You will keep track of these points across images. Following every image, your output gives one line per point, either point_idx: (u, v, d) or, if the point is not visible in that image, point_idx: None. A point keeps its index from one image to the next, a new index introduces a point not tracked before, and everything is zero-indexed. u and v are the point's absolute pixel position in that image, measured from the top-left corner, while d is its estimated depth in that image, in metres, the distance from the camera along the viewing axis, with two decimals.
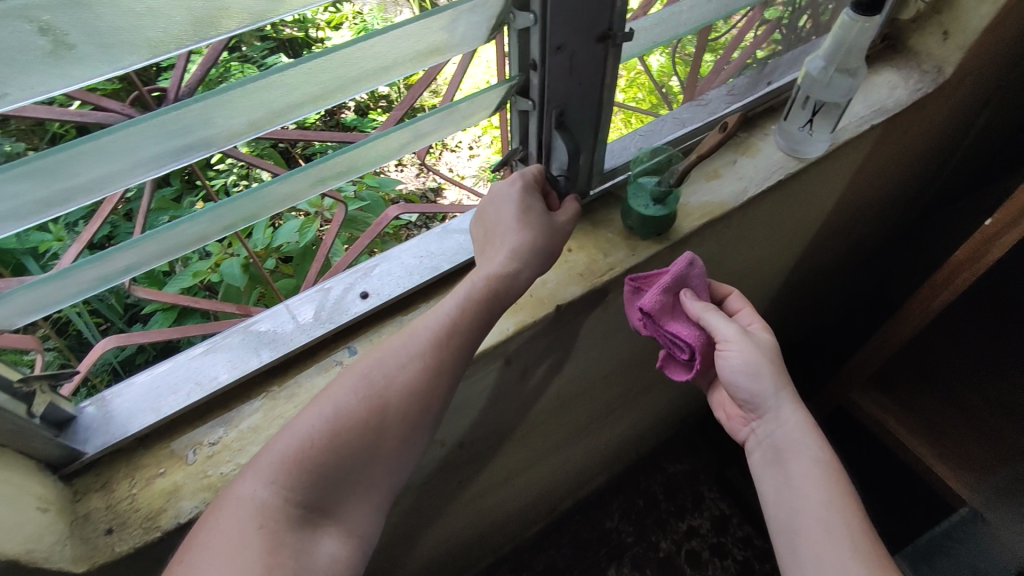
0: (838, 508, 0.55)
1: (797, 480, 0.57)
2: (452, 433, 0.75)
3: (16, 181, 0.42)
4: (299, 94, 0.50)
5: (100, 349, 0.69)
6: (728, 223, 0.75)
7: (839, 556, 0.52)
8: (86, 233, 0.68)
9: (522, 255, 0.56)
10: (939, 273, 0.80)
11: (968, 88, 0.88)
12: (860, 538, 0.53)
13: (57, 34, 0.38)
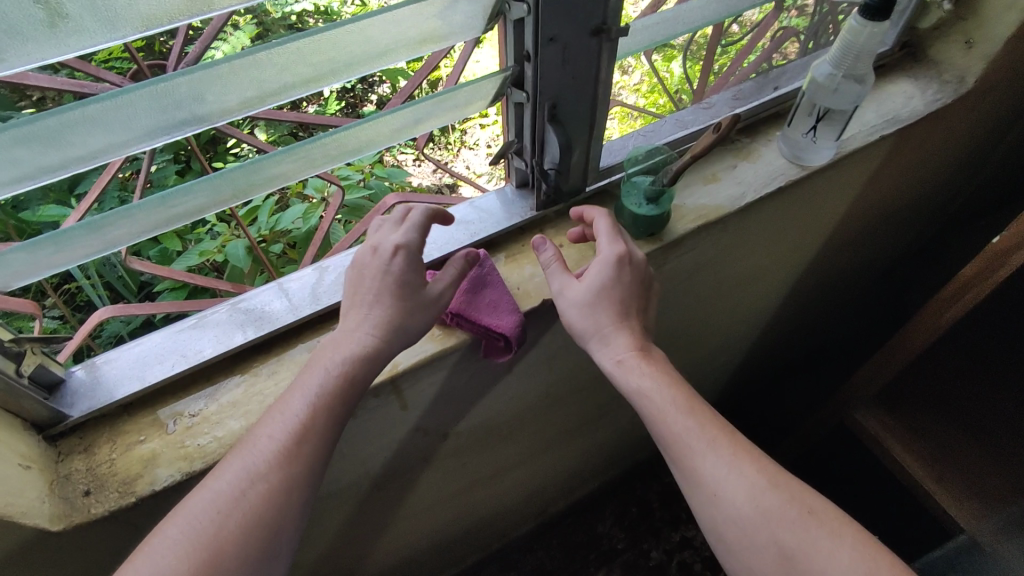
0: (740, 468, 0.55)
1: (691, 468, 0.55)
2: (435, 422, 0.75)
3: (13, 146, 0.44)
4: (291, 74, 0.50)
5: (99, 316, 0.70)
6: (726, 227, 0.75)
7: (769, 523, 0.52)
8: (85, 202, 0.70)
9: (389, 330, 0.53)
10: (948, 290, 0.78)
11: (992, 101, 0.86)
12: (772, 477, 0.55)
13: (52, 5, 0.38)
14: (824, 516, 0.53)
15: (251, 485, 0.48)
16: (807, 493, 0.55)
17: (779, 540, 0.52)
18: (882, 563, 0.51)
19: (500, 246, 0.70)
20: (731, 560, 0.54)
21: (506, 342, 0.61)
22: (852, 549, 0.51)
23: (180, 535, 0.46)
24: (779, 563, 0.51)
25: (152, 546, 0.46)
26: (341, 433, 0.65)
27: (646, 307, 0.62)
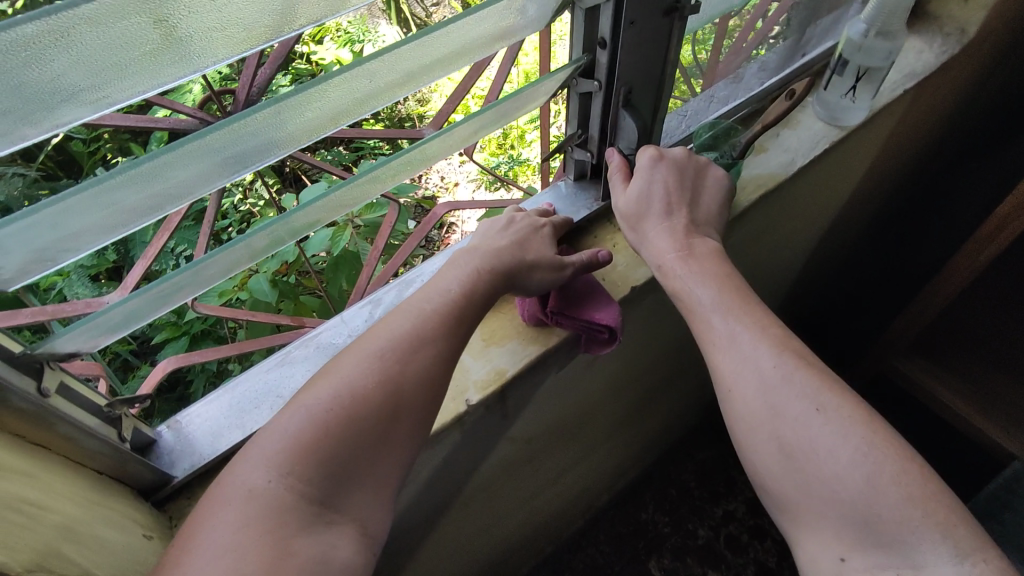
0: (756, 358, 0.50)
1: (712, 358, 0.53)
2: (523, 429, 0.73)
3: (115, 190, 0.39)
4: (381, 83, 0.47)
5: (163, 369, 0.69)
6: (779, 195, 0.76)
7: (771, 415, 0.48)
8: (153, 247, 0.64)
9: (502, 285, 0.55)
10: (987, 228, 0.82)
11: (988, 48, 0.91)
12: (791, 371, 0.49)
13: (167, 28, 0.34)
14: (837, 415, 0.47)
15: (414, 354, 0.47)
16: (825, 393, 0.48)
17: (780, 435, 0.48)
18: (893, 466, 0.44)
19: (572, 241, 0.70)
20: (740, 449, 0.52)
21: (608, 335, 0.61)
22: (863, 448, 0.45)
23: (336, 393, 0.44)
24: (778, 455, 0.48)
25: (295, 412, 0.43)
26: (444, 452, 0.63)
27: (686, 203, 0.60)
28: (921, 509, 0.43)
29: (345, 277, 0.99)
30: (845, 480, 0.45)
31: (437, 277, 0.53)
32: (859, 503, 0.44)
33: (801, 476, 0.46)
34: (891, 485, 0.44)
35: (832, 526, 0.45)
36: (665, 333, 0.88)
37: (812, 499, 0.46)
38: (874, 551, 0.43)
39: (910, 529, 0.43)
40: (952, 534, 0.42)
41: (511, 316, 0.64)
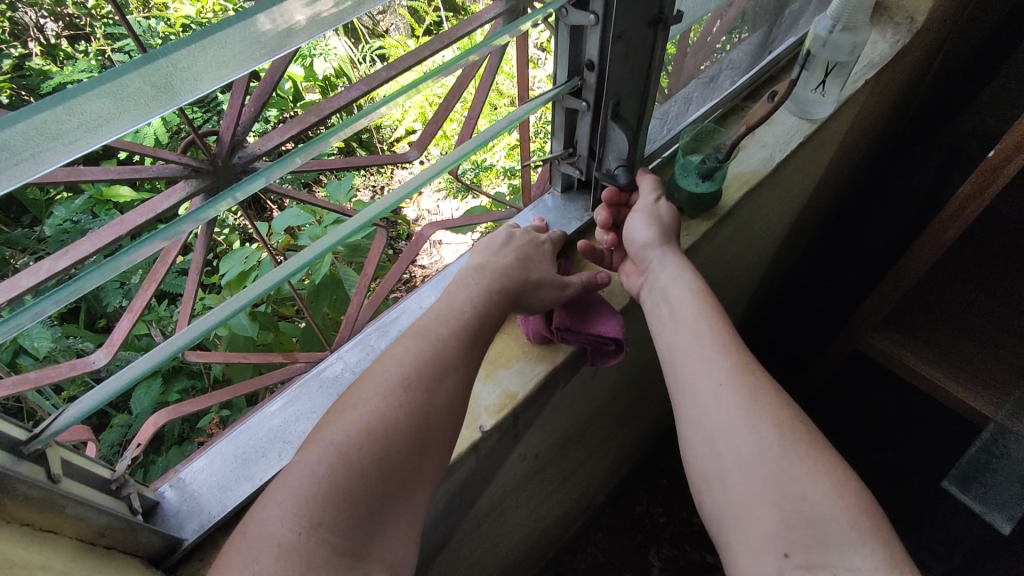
0: (749, 366, 0.51)
1: (701, 351, 0.52)
2: (530, 445, 0.73)
3: None
4: None
5: (153, 423, 0.71)
6: (760, 191, 0.78)
7: (754, 412, 0.48)
8: (138, 301, 0.62)
9: (509, 309, 0.54)
10: (950, 206, 0.85)
11: (934, 34, 0.95)
12: (777, 388, 0.51)
13: (154, 64, 0.32)
14: (812, 433, 0.48)
15: (438, 381, 0.46)
16: (800, 414, 0.49)
17: (760, 432, 0.47)
18: (853, 487, 0.45)
19: (568, 253, 0.70)
20: (700, 441, 0.50)
21: (614, 346, 0.61)
22: (832, 464, 0.46)
23: (366, 424, 0.42)
24: (749, 450, 0.47)
25: (323, 448, 0.41)
26: (457, 482, 0.61)
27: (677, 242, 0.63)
28: (869, 523, 0.43)
29: (328, 303, 0.98)
30: (810, 484, 0.45)
31: (446, 305, 0.52)
32: (818, 506, 0.44)
33: (769, 472, 0.46)
34: (849, 498, 0.44)
35: (781, 524, 0.44)
36: (657, 334, 0.88)
37: (773, 494, 0.45)
38: (816, 553, 0.42)
39: (856, 535, 0.43)
40: (890, 548, 0.43)
41: (516, 336, 0.64)
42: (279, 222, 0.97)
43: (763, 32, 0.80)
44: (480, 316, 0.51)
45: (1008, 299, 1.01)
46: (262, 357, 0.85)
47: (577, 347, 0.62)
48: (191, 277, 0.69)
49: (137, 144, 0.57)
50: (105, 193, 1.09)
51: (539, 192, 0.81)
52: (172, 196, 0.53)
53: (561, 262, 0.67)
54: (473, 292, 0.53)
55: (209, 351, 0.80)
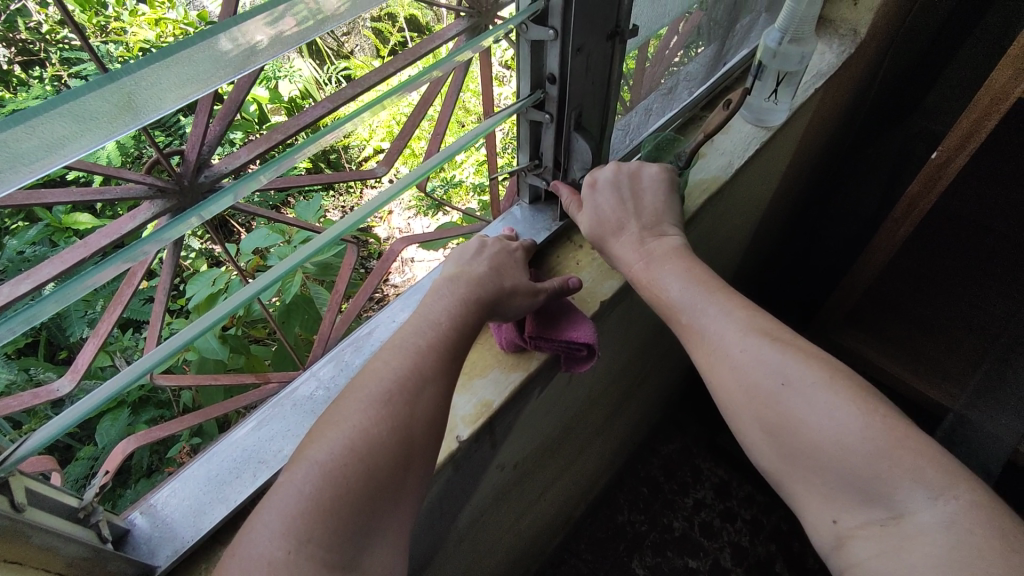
0: (726, 344, 0.53)
1: (695, 352, 0.55)
2: (510, 455, 0.73)
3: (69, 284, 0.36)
4: None
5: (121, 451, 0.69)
6: (721, 197, 0.81)
7: (744, 399, 0.50)
8: (104, 326, 0.61)
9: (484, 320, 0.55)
10: (900, 206, 0.89)
11: (876, 45, 1.00)
12: (758, 351, 0.51)
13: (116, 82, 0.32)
14: (802, 387, 0.48)
15: (418, 394, 0.46)
16: (798, 367, 0.49)
17: (760, 415, 0.49)
18: (864, 423, 0.44)
19: (539, 263, 0.71)
20: (736, 435, 0.53)
21: (587, 351, 0.62)
22: (835, 409, 0.46)
23: (349, 442, 0.42)
24: (765, 437, 0.49)
25: (306, 468, 0.41)
26: (439, 496, 0.61)
27: (636, 215, 0.63)
28: (888, 460, 0.43)
29: (299, 322, 0.97)
30: (819, 447, 0.45)
31: (423, 318, 0.52)
32: (835, 466, 0.45)
33: (785, 450, 0.48)
34: (856, 443, 0.44)
35: (821, 490, 0.46)
36: (630, 340, 0.90)
37: (801, 468, 0.47)
38: (860, 508, 0.44)
39: (881, 480, 0.43)
40: (921, 477, 0.42)
41: (491, 346, 0.64)
42: (247, 242, 0.97)
43: (716, 44, 0.83)
44: (458, 328, 0.52)
45: (959, 292, 1.06)
46: (234, 379, 0.84)
47: (551, 354, 0.63)
48: (157, 301, 0.68)
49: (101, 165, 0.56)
50: (63, 219, 1.13)
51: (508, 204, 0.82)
52: (137, 217, 0.53)
53: (533, 271, 0.68)
54: (449, 304, 0.53)
55: (179, 375, 0.79)
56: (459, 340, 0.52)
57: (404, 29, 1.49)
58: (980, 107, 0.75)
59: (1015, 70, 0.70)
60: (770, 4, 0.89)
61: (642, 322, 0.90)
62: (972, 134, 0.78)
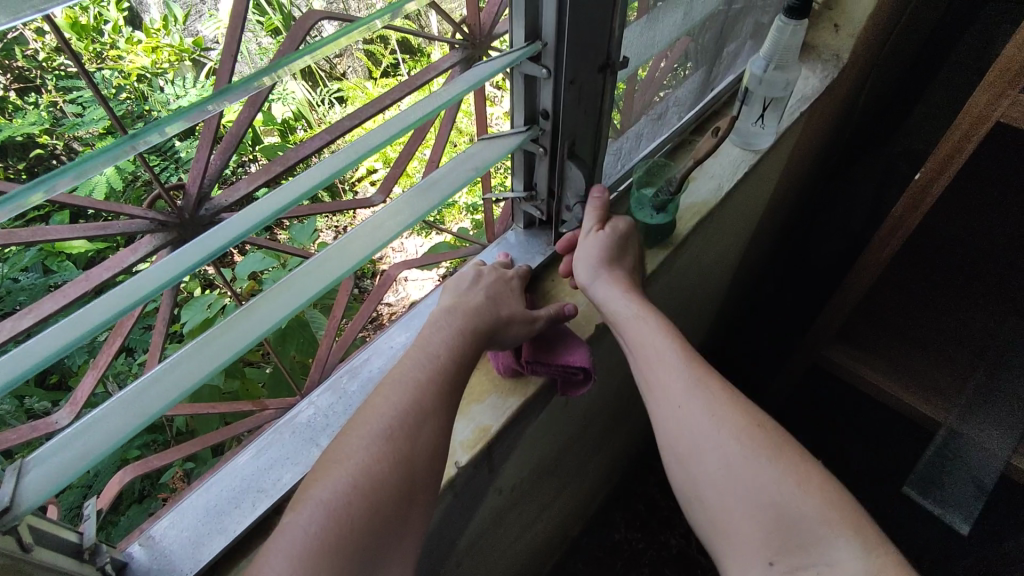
0: (702, 378, 0.53)
1: (659, 376, 0.54)
2: (507, 478, 0.73)
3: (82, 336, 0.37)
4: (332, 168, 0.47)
5: (119, 481, 0.70)
6: (712, 219, 0.82)
7: (714, 430, 0.50)
8: (103, 359, 0.63)
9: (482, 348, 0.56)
10: (888, 225, 0.91)
11: (858, 68, 1.02)
12: (731, 394, 0.52)
13: None
14: (773, 432, 0.50)
15: (418, 428, 0.47)
16: (764, 418, 0.51)
17: (724, 444, 0.49)
18: (821, 477, 0.47)
19: (535, 288, 0.72)
20: (679, 468, 0.51)
21: (583, 376, 0.63)
22: (797, 459, 0.48)
23: (352, 480, 0.43)
24: (719, 472, 0.49)
25: (311, 506, 0.42)
26: (437, 522, 0.61)
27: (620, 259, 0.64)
28: (838, 512, 0.45)
29: (294, 346, 0.97)
30: (777, 488, 0.46)
31: (421, 349, 0.53)
32: (788, 509, 0.46)
33: (739, 487, 0.47)
34: (814, 491, 0.46)
35: (762, 532, 0.46)
36: (624, 360, 0.91)
37: (746, 508, 0.47)
38: (796, 553, 0.44)
39: (828, 528, 0.45)
40: (860, 532, 0.45)
41: (488, 373, 0.65)
42: (243, 266, 0.97)
43: (705, 69, 0.85)
44: (457, 360, 0.52)
45: (948, 308, 1.08)
46: (231, 405, 0.84)
47: (548, 379, 0.64)
48: (158, 329, 0.69)
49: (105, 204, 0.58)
50: (57, 244, 1.12)
51: (503, 228, 0.83)
52: (139, 250, 0.54)
53: (528, 296, 0.69)
54: (447, 335, 0.54)
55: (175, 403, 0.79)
56: (458, 372, 0.52)
57: (396, 52, 1.50)
58: (961, 132, 0.77)
59: (993, 96, 0.72)
60: (756, 30, 0.91)
61: None
62: (952, 157, 0.80)
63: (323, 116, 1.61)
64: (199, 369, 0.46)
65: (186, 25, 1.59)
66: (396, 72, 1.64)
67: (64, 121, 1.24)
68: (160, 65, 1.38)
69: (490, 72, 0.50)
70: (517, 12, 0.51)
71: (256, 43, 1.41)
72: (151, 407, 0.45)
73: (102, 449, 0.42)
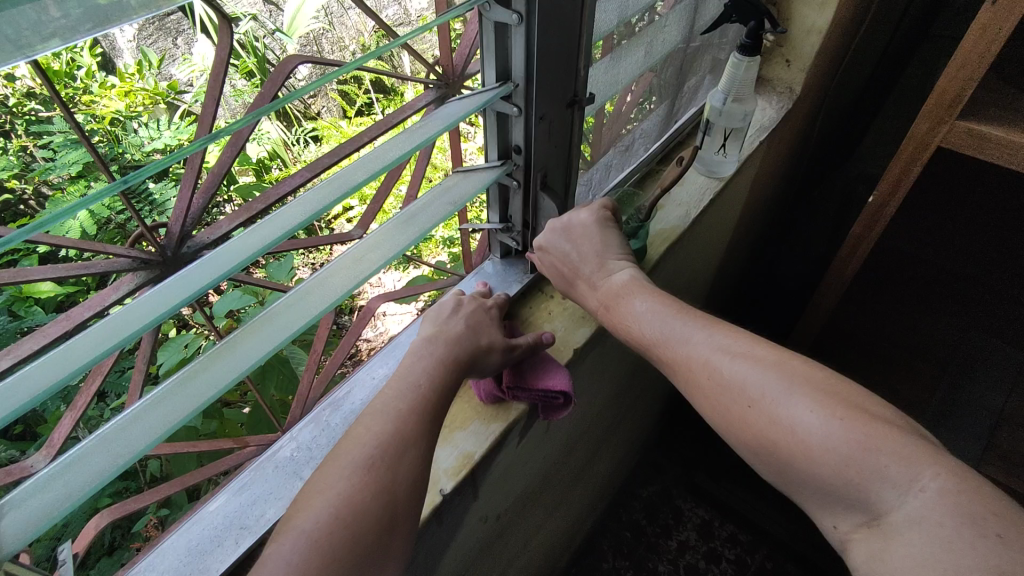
0: (694, 368, 0.55)
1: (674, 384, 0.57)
2: (491, 507, 0.73)
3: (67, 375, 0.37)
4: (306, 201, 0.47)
5: (95, 527, 0.69)
6: (682, 244, 0.86)
7: (723, 423, 0.52)
8: (82, 398, 0.67)
9: (463, 374, 0.57)
10: (846, 245, 0.95)
11: (810, 100, 1.08)
12: (722, 373, 0.52)
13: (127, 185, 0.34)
14: (766, 403, 0.49)
15: (400, 457, 0.47)
16: (758, 386, 0.50)
17: (741, 440, 0.51)
18: (828, 426, 0.45)
19: (512, 315, 0.74)
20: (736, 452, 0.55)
21: (564, 400, 0.64)
22: (797, 420, 0.47)
23: (334, 510, 0.43)
24: (754, 456, 0.51)
25: (293, 538, 0.42)
26: (422, 553, 0.60)
27: (597, 254, 0.65)
28: (853, 465, 0.44)
29: (274, 383, 0.97)
30: (793, 463, 0.47)
31: (403, 378, 0.54)
32: (814, 475, 0.46)
33: (770, 466, 0.49)
34: (821, 454, 0.45)
35: (816, 502, 0.47)
36: (605, 385, 0.92)
37: (790, 481, 0.48)
38: (848, 513, 0.45)
39: (855, 486, 0.44)
40: (886, 474, 0.42)
41: (470, 400, 0.66)
42: (220, 304, 0.97)
43: (668, 103, 0.89)
44: (437, 388, 0.53)
45: (910, 323, 1.13)
46: (209, 445, 0.83)
47: (530, 405, 0.65)
48: (138, 368, 0.71)
49: (86, 242, 0.60)
50: (25, 289, 1.13)
51: (481, 259, 0.86)
52: (120, 288, 0.56)
53: (506, 324, 0.70)
54: (427, 364, 0.55)
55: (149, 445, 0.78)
56: (439, 400, 0.53)
57: (370, 93, 1.54)
58: (907, 155, 0.82)
59: (933, 122, 0.77)
60: (714, 65, 0.97)
61: (615, 367, 0.92)
62: (902, 179, 0.84)
63: (298, 154, 1.65)
64: (186, 407, 0.46)
65: (161, 70, 1.62)
66: (371, 112, 1.67)
67: (36, 167, 1.26)
68: (135, 107, 1.41)
69: (467, 111, 0.53)
70: (488, 54, 0.55)
71: (231, 86, 1.44)
72: (132, 445, 0.45)
73: (85, 491, 0.42)
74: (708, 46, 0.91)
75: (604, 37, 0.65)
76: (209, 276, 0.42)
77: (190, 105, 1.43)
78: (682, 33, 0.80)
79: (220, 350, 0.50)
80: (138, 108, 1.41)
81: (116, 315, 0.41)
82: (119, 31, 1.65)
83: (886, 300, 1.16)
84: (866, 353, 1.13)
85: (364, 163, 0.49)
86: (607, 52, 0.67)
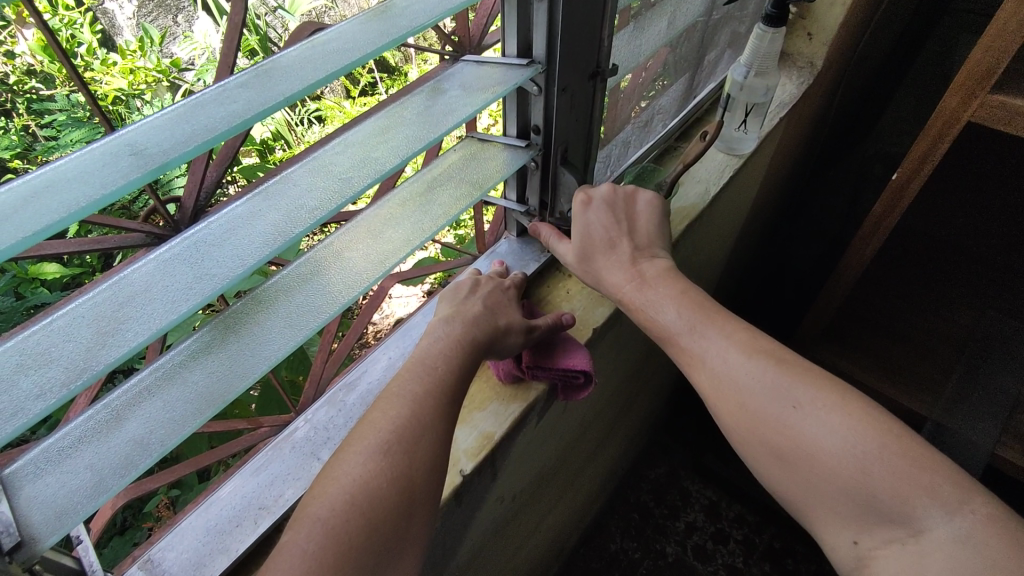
0: (726, 364, 0.55)
1: (693, 376, 0.58)
2: (506, 488, 0.73)
3: (90, 361, 0.37)
4: (327, 181, 0.45)
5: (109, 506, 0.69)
6: (701, 222, 0.84)
7: (754, 420, 0.53)
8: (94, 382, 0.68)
9: (482, 356, 0.56)
10: (866, 225, 0.93)
11: (830, 76, 1.06)
12: (765, 372, 0.54)
13: (142, 154, 0.35)
14: (814, 409, 0.51)
15: (417, 442, 0.46)
16: (806, 392, 0.52)
17: (772, 440, 0.52)
18: (875, 449, 0.47)
19: (529, 294, 0.73)
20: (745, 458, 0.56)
21: (583, 379, 0.63)
22: (843, 433, 0.49)
23: (348, 497, 0.42)
24: (775, 461, 0.52)
25: (308, 528, 0.41)
26: (437, 537, 0.59)
27: (629, 234, 0.65)
28: (909, 482, 0.46)
29: (285, 363, 0.96)
30: (833, 471, 0.48)
31: (420, 360, 0.52)
32: (851, 488, 0.48)
33: (799, 473, 0.51)
34: (874, 467, 0.47)
35: (841, 518, 0.49)
36: (620, 365, 0.91)
37: (817, 492, 0.50)
38: (879, 528, 0.47)
39: (902, 503, 0.46)
40: (939, 495, 0.45)
41: (485, 383, 0.65)
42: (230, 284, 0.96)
43: (688, 77, 0.87)
44: (453, 371, 0.52)
45: (924, 305, 1.12)
46: (220, 427, 0.83)
47: (550, 384, 0.64)
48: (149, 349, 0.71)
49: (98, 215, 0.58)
50: (30, 270, 1.12)
51: (495, 237, 0.84)
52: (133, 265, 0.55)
53: (525, 303, 0.69)
54: (443, 346, 0.54)
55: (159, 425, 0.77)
56: (456, 382, 0.52)
57: (374, 71, 1.51)
58: (936, 129, 0.80)
59: (965, 94, 0.75)
60: (733, 39, 0.94)
61: (630, 348, 0.91)
62: (928, 156, 0.82)
63: (301, 135, 1.63)
64: (205, 385, 0.46)
65: (162, 48, 1.59)
66: (374, 91, 1.65)
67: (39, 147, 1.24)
68: (138, 84, 1.37)
69: (494, 96, 0.51)
70: (509, 20, 0.53)
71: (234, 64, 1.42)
72: (147, 423, 0.44)
73: (109, 472, 0.41)
74: (728, 19, 0.88)
75: (625, 7, 0.62)
76: (235, 262, 0.41)
77: (192, 84, 1.39)
78: (704, 4, 0.77)
79: (229, 320, 0.48)
80: (141, 85, 1.37)
81: (131, 287, 0.40)
82: (119, 7, 1.62)
83: (903, 282, 1.14)
84: (880, 334, 1.12)
85: (394, 149, 0.47)
86: (628, 23, 0.65)
